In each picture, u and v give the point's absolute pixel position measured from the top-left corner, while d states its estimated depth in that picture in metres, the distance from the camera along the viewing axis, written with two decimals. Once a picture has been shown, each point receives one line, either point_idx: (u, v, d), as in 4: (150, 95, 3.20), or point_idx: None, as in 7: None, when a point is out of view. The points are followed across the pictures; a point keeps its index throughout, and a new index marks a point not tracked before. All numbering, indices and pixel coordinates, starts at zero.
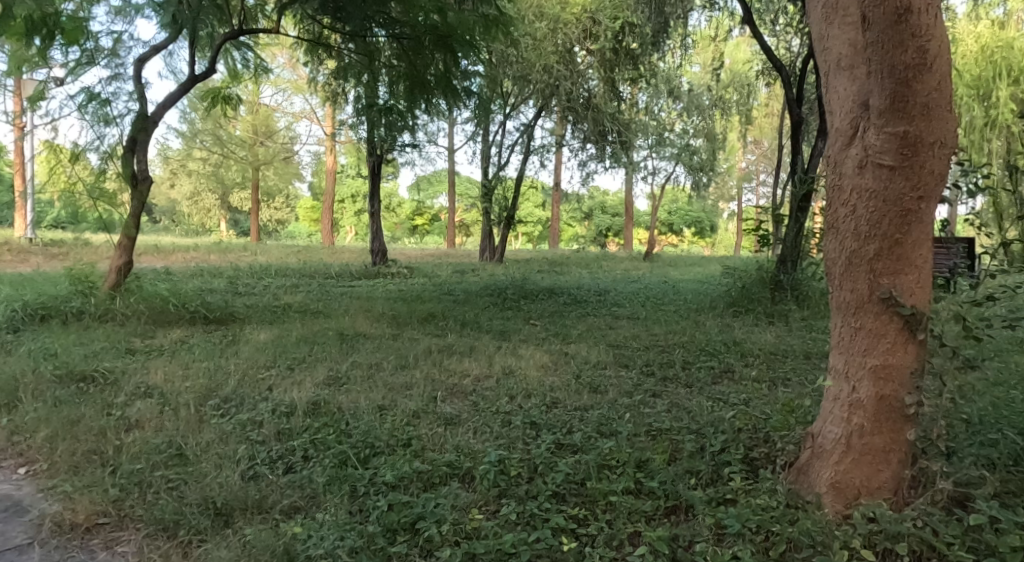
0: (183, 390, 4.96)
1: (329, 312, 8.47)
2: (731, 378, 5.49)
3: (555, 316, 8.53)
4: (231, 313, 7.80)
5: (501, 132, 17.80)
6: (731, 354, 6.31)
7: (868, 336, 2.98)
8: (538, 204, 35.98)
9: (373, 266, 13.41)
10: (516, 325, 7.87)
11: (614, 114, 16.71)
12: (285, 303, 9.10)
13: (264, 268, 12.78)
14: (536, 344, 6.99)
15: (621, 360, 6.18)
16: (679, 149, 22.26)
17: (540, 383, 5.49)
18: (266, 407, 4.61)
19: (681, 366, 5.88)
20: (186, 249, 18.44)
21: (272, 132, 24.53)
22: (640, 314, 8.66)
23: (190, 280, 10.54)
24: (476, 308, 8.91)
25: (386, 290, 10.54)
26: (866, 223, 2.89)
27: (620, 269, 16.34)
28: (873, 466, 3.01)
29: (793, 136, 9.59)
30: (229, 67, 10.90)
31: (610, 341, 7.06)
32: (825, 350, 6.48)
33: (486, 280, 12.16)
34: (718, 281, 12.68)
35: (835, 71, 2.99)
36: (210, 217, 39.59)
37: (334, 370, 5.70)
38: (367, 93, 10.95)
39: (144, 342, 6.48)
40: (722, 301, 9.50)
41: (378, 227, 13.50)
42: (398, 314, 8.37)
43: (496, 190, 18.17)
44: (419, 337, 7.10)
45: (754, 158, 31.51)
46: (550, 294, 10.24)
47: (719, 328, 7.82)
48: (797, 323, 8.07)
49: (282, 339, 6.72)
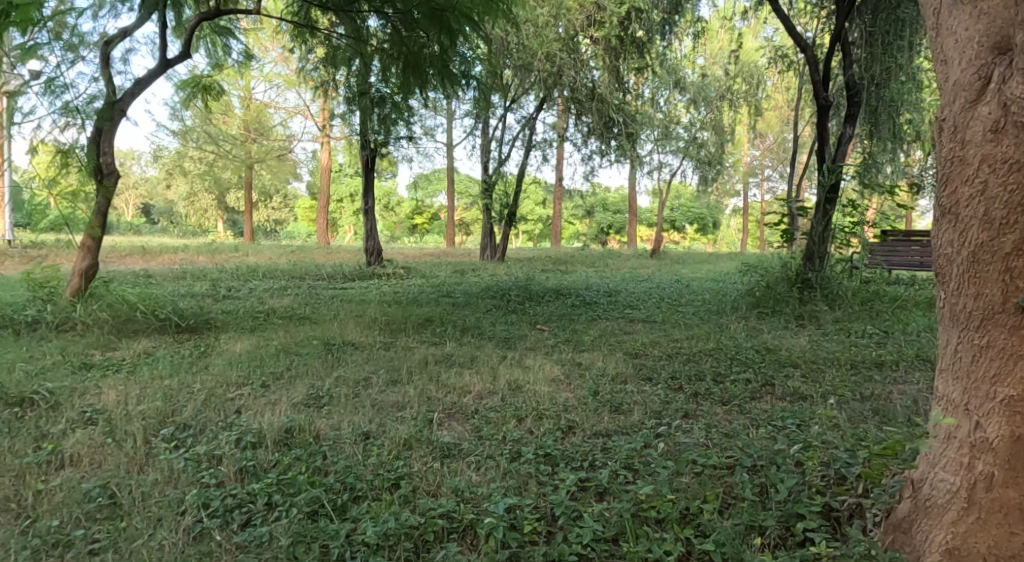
0: (135, 416, 4.22)
1: (316, 318, 7.71)
2: (773, 398, 4.74)
3: (564, 320, 7.80)
4: (207, 320, 7.05)
5: (501, 126, 17.08)
6: (768, 365, 5.57)
7: (1000, 355, 2.41)
8: (539, 201, 35.20)
9: (368, 268, 12.65)
10: (520, 331, 7.13)
11: (619, 105, 15.70)
12: (270, 308, 8.34)
13: (251, 269, 12.01)
14: (544, 353, 6.25)
15: (642, 373, 5.45)
16: (686, 143, 21.46)
17: (552, 402, 4.74)
18: (228, 437, 3.87)
19: (713, 381, 5.15)
20: (173, 250, 17.66)
21: (266, 129, 23.74)
22: (657, 318, 7.90)
23: (169, 284, 9.80)
24: (478, 312, 8.17)
25: (381, 292, 9.79)
26: (1003, 205, 2.39)
27: (627, 268, 15.56)
28: (1003, 529, 2.37)
29: (818, 121, 8.84)
30: (211, 56, 10.18)
31: (627, 349, 6.31)
32: (871, 358, 5.75)
33: (487, 280, 11.37)
34: (734, 280, 11.94)
35: (952, 7, 2.59)
36: (206, 218, 38.88)
37: (317, 387, 4.96)
38: (359, 80, 10.26)
39: (104, 356, 5.73)
40: (744, 302, 8.75)
41: (372, 226, 12.76)
42: (391, 320, 7.62)
43: (496, 185, 17.42)
44: (414, 347, 6.35)
45: (759, 153, 30.78)
46: (557, 295, 9.49)
47: (746, 332, 7.10)
48: (832, 326, 7.32)
49: (260, 350, 5.98)
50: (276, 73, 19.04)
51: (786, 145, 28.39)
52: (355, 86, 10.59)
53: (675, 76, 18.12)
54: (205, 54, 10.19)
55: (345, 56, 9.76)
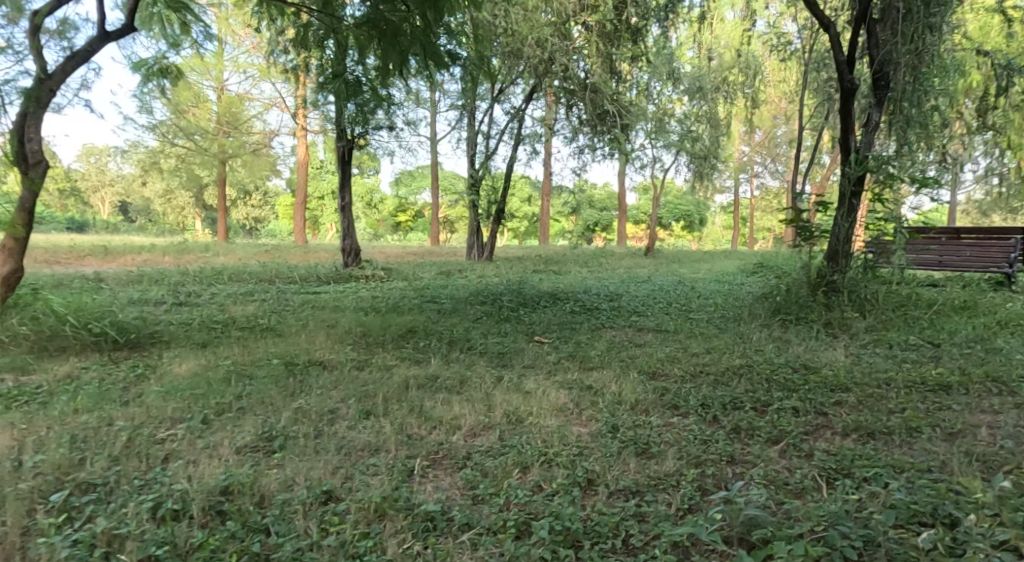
0: (26, 472, 3.24)
1: (282, 329, 6.73)
2: (834, 437, 3.87)
3: (565, 330, 6.88)
4: (151, 335, 6.02)
5: (488, 118, 16.14)
6: (813, 389, 4.71)
7: None
8: (526, 198, 34.40)
9: (345, 269, 11.61)
10: (516, 345, 6.20)
11: (614, 95, 14.69)
12: (230, 317, 7.35)
13: (217, 271, 11.00)
14: (546, 372, 5.32)
15: (666, 399, 4.55)
16: (679, 137, 20.62)
17: (565, 443, 3.83)
18: (141, 506, 2.93)
19: (755, 412, 4.28)
20: (139, 250, 16.54)
21: (239, 122, 22.43)
22: (670, 326, 7.02)
23: (123, 288, 8.82)
24: (467, 321, 7.23)
25: (358, 298, 8.82)
26: None
27: (621, 268, 14.64)
28: None
29: (842, 106, 8.06)
30: (163, 36, 9.07)
31: (642, 367, 5.42)
32: (933, 378, 4.90)
33: (476, 283, 10.41)
34: (741, 281, 11.06)
35: None
36: (184, 216, 37.77)
37: (273, 423, 4.01)
38: (334, 63, 9.37)
39: (15, 382, 4.72)
40: (762, 308, 7.90)
41: (349, 223, 11.75)
42: (367, 331, 6.65)
43: (483, 180, 16.49)
44: (393, 366, 5.39)
45: (749, 149, 30.09)
46: (554, 300, 8.56)
47: (775, 345, 6.24)
48: (868, 336, 6.49)
49: (208, 373, 5.00)
50: (249, 62, 17.96)
51: (777, 140, 27.77)
52: (329, 70, 9.64)
53: (668, 66, 17.40)
54: (158, 35, 9.13)
55: (316, 34, 8.86)
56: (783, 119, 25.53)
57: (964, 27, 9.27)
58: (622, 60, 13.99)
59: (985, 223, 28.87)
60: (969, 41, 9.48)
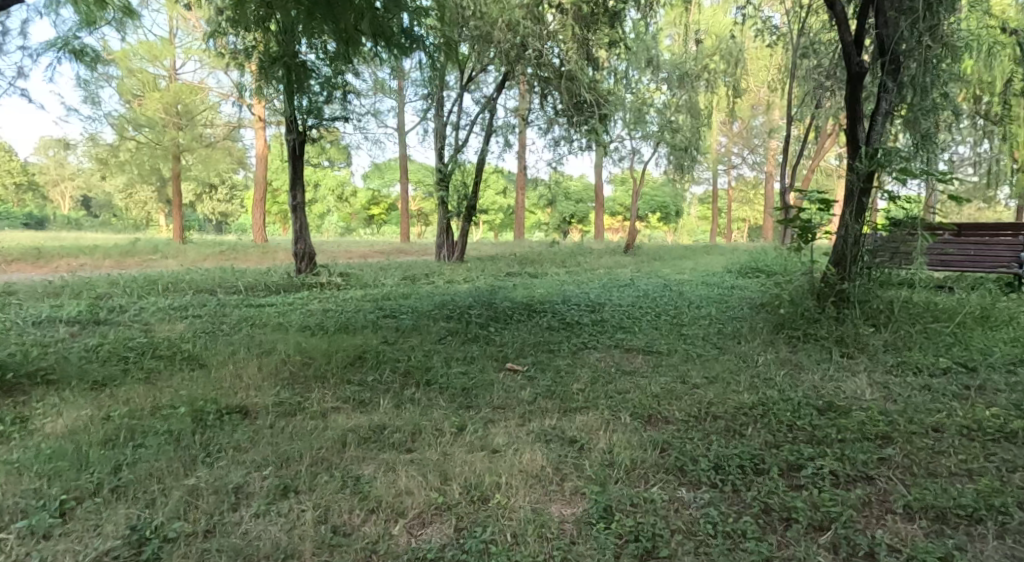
0: None
1: (206, 358, 5.65)
2: (893, 521, 2.99)
3: (542, 354, 5.90)
4: (36, 373, 4.92)
5: (457, 108, 15.05)
6: (849, 442, 3.80)
7: None
8: (500, 190, 33.36)
9: (297, 275, 10.50)
10: (483, 377, 5.20)
11: (591, 82, 13.55)
12: (149, 341, 6.25)
13: (153, 279, 9.85)
14: (518, 419, 4.35)
15: (668, 460, 3.62)
16: (659, 128, 19.32)
17: (542, 540, 2.95)
18: None
19: (786, 483, 3.36)
20: (78, 252, 15.19)
21: (192, 113, 21.00)
22: (662, 347, 6.08)
23: (33, 304, 7.65)
24: (428, 343, 6.23)
25: (307, 312, 7.77)
26: None
27: (601, 267, 13.72)
28: None
29: (850, 92, 7.20)
30: (81, 14, 7.63)
31: (635, 408, 4.47)
32: (990, 421, 4.02)
33: (444, 290, 9.41)
34: (733, 283, 10.15)
35: None
36: (146, 210, 36.21)
37: (162, 515, 3.06)
38: (278, 46, 8.23)
39: None
40: (763, 321, 7.00)
41: (302, 224, 10.63)
42: (308, 360, 5.60)
43: (453, 175, 15.45)
44: (331, 413, 4.41)
45: (726, 140, 29.38)
46: (530, 313, 7.57)
47: (788, 372, 5.32)
48: (891, 358, 5.64)
49: (88, 428, 3.95)
50: (200, 49, 16.65)
51: (754, 130, 27.43)
52: (272, 51, 8.50)
53: (646, 52, 16.42)
54: (71, 8, 7.61)
55: (252, 14, 7.67)
56: (762, 108, 24.75)
57: (978, 5, 8.39)
58: (599, 45, 12.65)
59: (963, 215, 28.40)
60: (983, 20, 8.58)
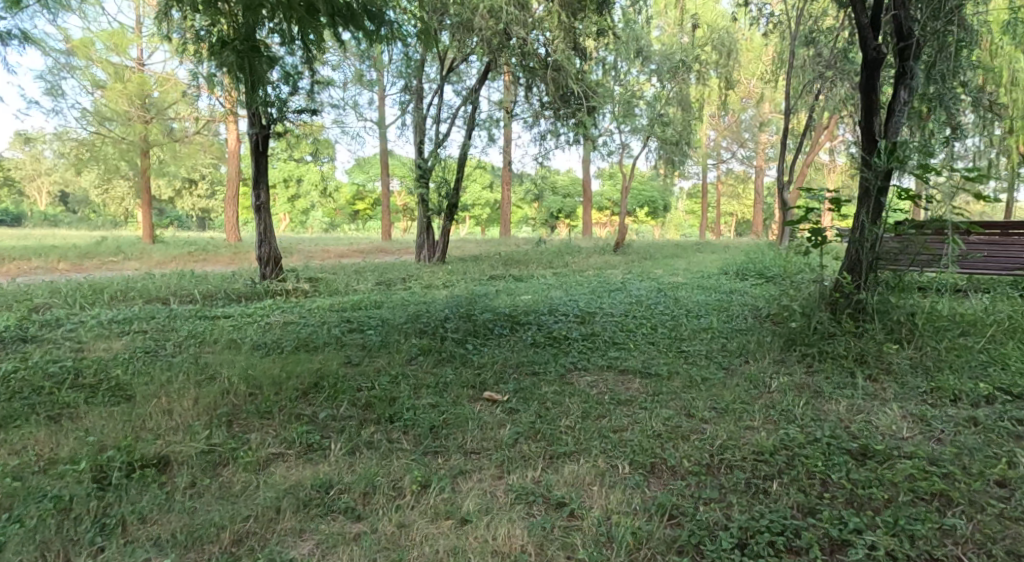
0: None
1: (133, 388, 4.84)
2: None
3: (525, 379, 5.14)
4: None
5: (438, 101, 14.22)
6: (901, 506, 3.11)
7: None
8: (485, 185, 32.67)
9: (261, 281, 9.67)
10: (457, 410, 4.44)
11: (578, 74, 12.59)
12: (73, 364, 5.43)
13: (103, 286, 9.03)
14: (495, 471, 3.60)
15: (681, 535, 2.94)
16: (648, 122, 18.04)
17: None
18: None
19: None
20: (35, 252, 14.25)
21: (158, 105, 19.87)
22: (661, 369, 5.34)
23: None
24: (395, 365, 5.45)
25: (265, 326, 6.96)
26: None
27: (590, 269, 13.01)
28: None
29: (867, 79, 6.43)
30: None
31: (634, 453, 3.73)
32: None
33: (419, 298, 8.64)
34: (732, 287, 9.44)
35: None
36: (123, 206, 35.15)
37: None
38: (229, 31, 7.36)
39: None
40: (772, 335, 6.31)
41: (266, 226, 9.77)
42: (252, 389, 4.80)
43: (434, 171, 14.63)
44: (269, 464, 3.66)
45: (716, 134, 28.67)
46: (513, 326, 6.81)
47: (809, 401, 4.58)
48: (922, 382, 4.96)
49: None
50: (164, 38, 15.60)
51: (744, 124, 26.80)
52: (223, 37, 7.62)
53: (636, 43, 15.68)
54: None
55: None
56: (753, 102, 24.10)
57: None
58: (587, 34, 11.79)
59: None
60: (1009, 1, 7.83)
